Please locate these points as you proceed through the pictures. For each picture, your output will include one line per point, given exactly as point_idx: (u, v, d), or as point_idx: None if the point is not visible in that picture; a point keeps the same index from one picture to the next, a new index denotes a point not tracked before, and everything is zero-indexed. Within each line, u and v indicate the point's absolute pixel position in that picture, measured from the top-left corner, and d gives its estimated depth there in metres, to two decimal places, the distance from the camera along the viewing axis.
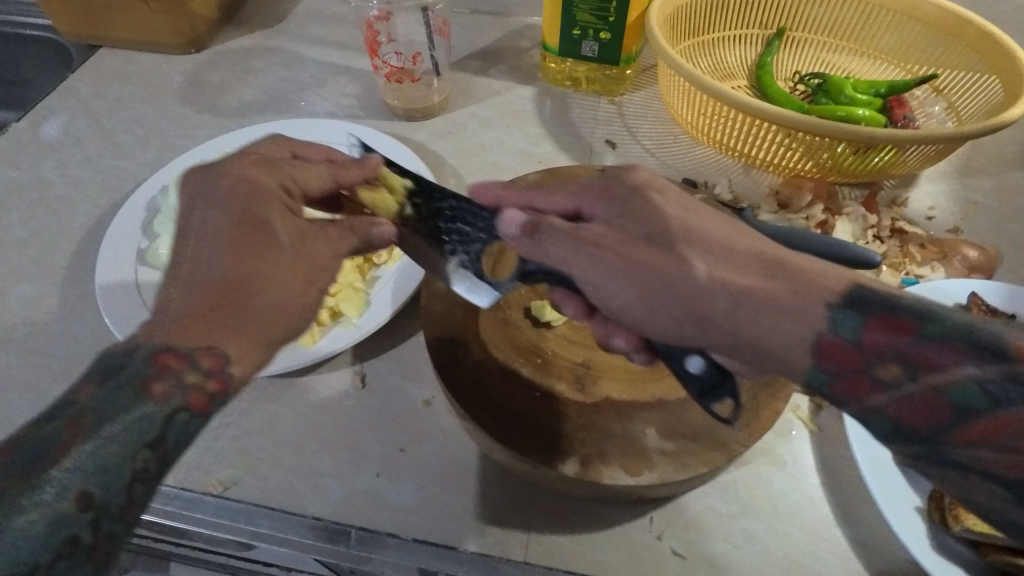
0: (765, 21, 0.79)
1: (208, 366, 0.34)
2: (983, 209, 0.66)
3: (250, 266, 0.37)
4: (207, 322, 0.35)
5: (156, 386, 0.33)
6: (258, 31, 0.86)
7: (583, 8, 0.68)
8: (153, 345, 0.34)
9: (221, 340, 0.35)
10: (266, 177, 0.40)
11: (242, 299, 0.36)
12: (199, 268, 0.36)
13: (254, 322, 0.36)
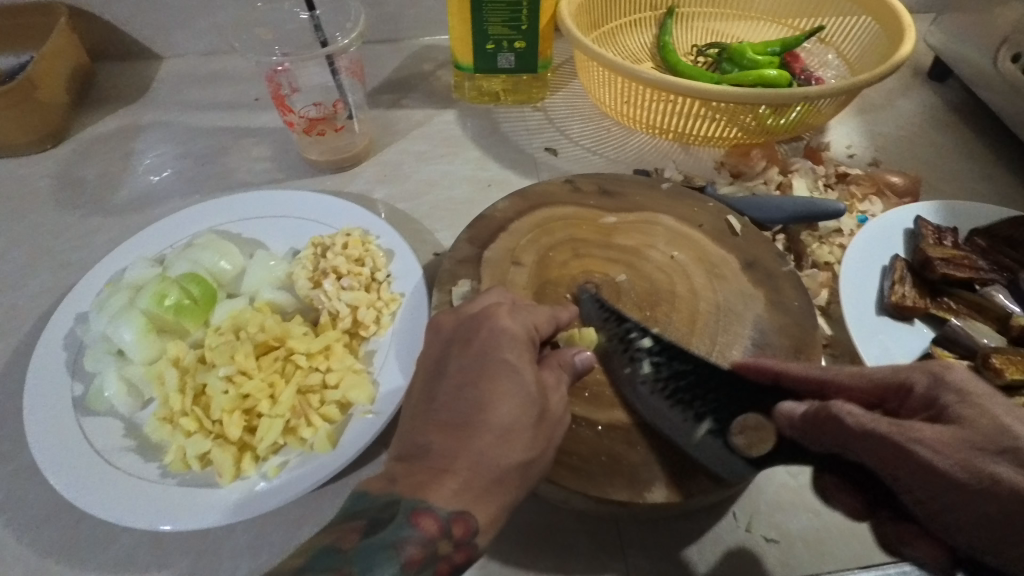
0: (655, 2, 0.81)
1: (458, 535, 0.32)
2: (889, 138, 0.74)
3: (472, 409, 0.34)
4: (420, 474, 0.33)
5: (413, 550, 0.31)
6: (123, 110, 0.76)
7: (494, 21, 0.66)
8: (414, 499, 0.32)
9: (460, 499, 0.32)
10: (518, 322, 0.39)
11: (490, 450, 0.33)
12: (450, 411, 0.35)
13: (496, 488, 0.33)
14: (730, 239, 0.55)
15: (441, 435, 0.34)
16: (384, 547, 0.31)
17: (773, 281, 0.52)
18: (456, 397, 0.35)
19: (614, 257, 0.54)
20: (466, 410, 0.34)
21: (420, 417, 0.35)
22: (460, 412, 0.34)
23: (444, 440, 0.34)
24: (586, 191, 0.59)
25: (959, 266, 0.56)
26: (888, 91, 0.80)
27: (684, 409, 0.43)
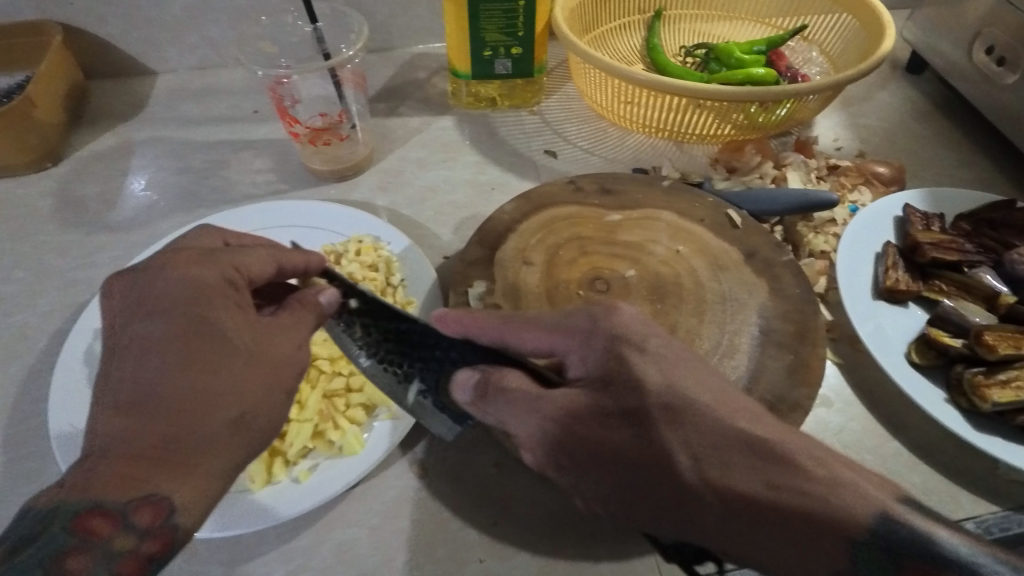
0: (642, 6, 0.83)
1: (147, 522, 0.33)
2: (872, 130, 0.77)
3: (200, 380, 0.36)
4: (97, 464, 0.33)
5: (75, 560, 0.32)
6: (120, 127, 0.76)
7: (490, 29, 0.67)
8: (82, 503, 0.32)
9: (154, 484, 0.33)
10: (201, 271, 0.39)
11: (191, 425, 0.35)
12: (140, 386, 0.35)
13: (201, 457, 0.35)
14: (729, 232, 0.57)
15: (123, 417, 0.35)
16: (43, 560, 0.31)
17: (773, 271, 0.54)
18: (152, 374, 0.36)
19: (620, 253, 0.56)
20: (181, 390, 0.36)
21: (179, 367, 0.36)
22: (164, 394, 0.35)
23: (127, 423, 0.34)
24: (589, 190, 0.60)
25: (947, 250, 0.59)
26: (868, 85, 0.83)
27: (414, 391, 0.46)
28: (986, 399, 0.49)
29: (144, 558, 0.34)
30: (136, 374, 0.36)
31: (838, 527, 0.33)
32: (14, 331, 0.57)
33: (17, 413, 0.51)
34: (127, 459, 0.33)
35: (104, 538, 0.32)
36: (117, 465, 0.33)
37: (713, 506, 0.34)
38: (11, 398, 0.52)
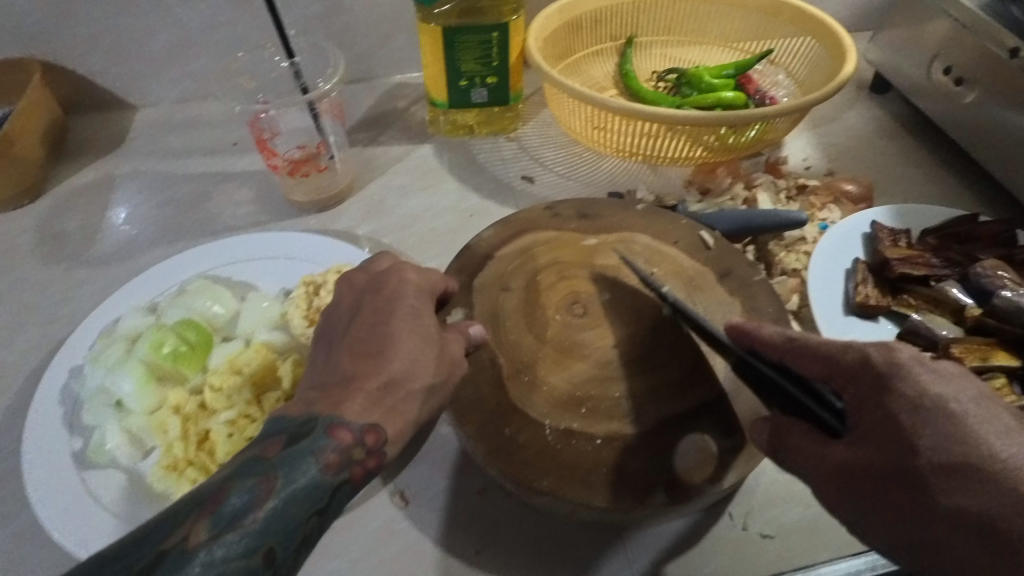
0: (614, 33, 0.85)
1: (370, 443, 0.38)
2: (842, 148, 0.79)
3: (411, 336, 0.43)
4: (337, 396, 0.39)
5: (330, 457, 0.36)
6: (101, 160, 0.76)
7: (466, 59, 0.69)
8: (330, 418, 0.38)
9: (370, 416, 0.39)
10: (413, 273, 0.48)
11: (403, 365, 0.41)
12: (334, 367, 0.42)
13: (406, 402, 0.40)
14: (704, 254, 0.58)
15: (354, 361, 0.42)
16: (306, 454, 0.36)
17: (748, 290, 0.55)
18: (370, 331, 0.43)
19: (598, 276, 0.56)
20: (411, 333, 0.43)
21: (347, 346, 0.43)
22: (380, 345, 0.42)
23: (356, 365, 0.41)
24: (566, 215, 0.61)
25: (915, 264, 0.60)
26: (837, 104, 0.85)
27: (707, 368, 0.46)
28: None
29: (366, 471, 0.38)
30: (359, 337, 0.43)
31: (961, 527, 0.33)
32: None
33: None
34: (347, 394, 0.40)
35: (344, 444, 0.37)
36: (352, 394, 0.39)
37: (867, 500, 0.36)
38: None
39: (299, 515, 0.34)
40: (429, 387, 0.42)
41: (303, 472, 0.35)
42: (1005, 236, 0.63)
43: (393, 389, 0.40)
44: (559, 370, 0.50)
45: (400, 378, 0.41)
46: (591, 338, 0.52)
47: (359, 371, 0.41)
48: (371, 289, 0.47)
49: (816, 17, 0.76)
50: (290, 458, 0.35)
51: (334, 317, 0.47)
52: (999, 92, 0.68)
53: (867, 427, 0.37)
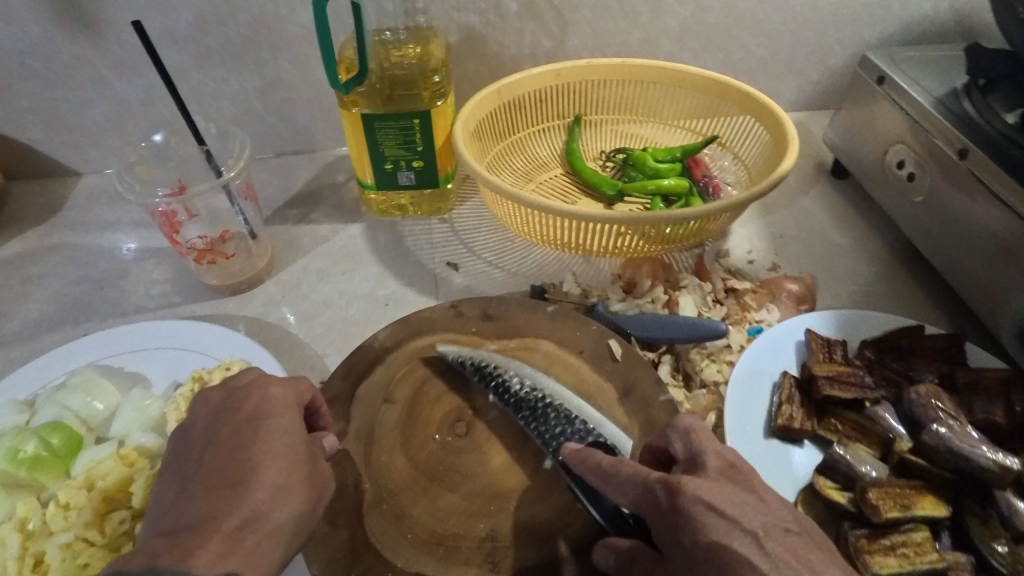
0: (561, 111, 0.83)
1: None
2: (789, 239, 0.75)
3: (276, 466, 0.40)
4: (187, 542, 0.35)
5: None
6: (31, 230, 0.76)
7: (390, 144, 0.67)
8: (175, 571, 0.33)
9: (227, 561, 0.35)
10: (285, 390, 0.45)
11: (266, 503, 0.38)
12: (177, 510, 0.38)
13: (266, 545, 0.37)
14: (609, 366, 0.54)
15: (209, 497, 0.38)
16: None
17: (649, 410, 0.51)
18: (228, 459, 0.40)
19: (488, 388, 0.53)
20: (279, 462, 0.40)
21: (200, 479, 0.39)
22: (241, 475, 0.39)
23: (206, 503, 0.38)
24: (469, 316, 0.58)
25: (846, 384, 0.55)
26: (793, 189, 0.81)
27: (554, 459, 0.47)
28: (867, 566, 0.45)
29: None
30: (218, 470, 0.39)
31: None
32: None
33: None
34: (204, 536, 0.36)
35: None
36: (205, 539, 0.35)
37: None
38: None
39: None
40: (295, 517, 0.39)
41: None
42: (949, 351, 0.58)
43: (255, 525, 0.37)
44: (425, 499, 0.46)
45: (262, 511, 0.38)
46: (468, 463, 0.48)
47: (217, 509, 0.37)
48: (228, 410, 0.43)
49: (762, 104, 0.73)
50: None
51: (186, 442, 0.43)
52: (948, 192, 0.63)
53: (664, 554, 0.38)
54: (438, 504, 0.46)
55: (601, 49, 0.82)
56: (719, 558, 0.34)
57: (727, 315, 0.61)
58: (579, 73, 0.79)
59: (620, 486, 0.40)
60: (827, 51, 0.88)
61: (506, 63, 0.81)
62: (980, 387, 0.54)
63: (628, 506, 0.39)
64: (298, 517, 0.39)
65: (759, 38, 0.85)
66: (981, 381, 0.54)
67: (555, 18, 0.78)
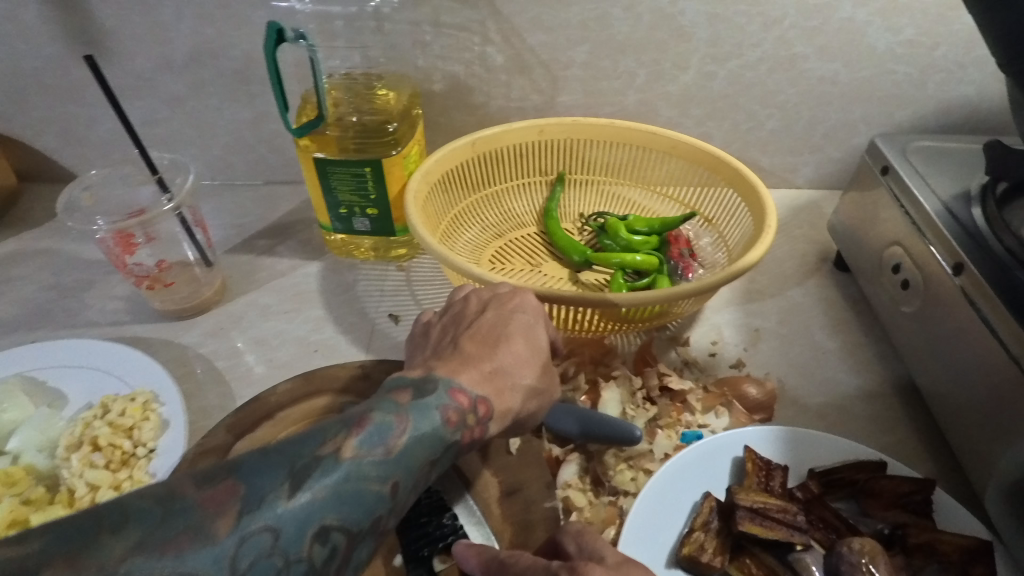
0: (545, 167, 0.80)
1: (480, 413, 0.37)
2: (766, 334, 0.67)
3: (474, 343, 0.43)
4: (454, 367, 0.39)
5: (450, 415, 0.35)
6: (28, 231, 0.81)
7: (343, 189, 0.67)
8: (448, 381, 0.37)
9: (481, 389, 0.38)
10: (543, 286, 0.51)
11: (509, 364, 0.42)
12: (445, 353, 0.42)
13: (512, 394, 0.40)
14: (501, 459, 0.49)
15: (473, 345, 0.43)
16: (428, 408, 0.34)
17: (527, 517, 0.46)
18: (488, 329, 0.44)
19: None
20: (511, 335, 0.44)
21: (463, 337, 0.44)
22: (493, 339, 0.43)
23: (478, 351, 0.42)
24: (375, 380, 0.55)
25: (772, 521, 0.48)
26: (786, 276, 0.74)
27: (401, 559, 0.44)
28: None
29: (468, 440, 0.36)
30: (480, 333, 0.44)
31: None
32: None
33: None
34: (457, 368, 0.39)
35: (459, 408, 0.36)
36: (459, 372, 0.39)
37: None
38: None
39: (367, 500, 0.29)
40: (533, 387, 0.42)
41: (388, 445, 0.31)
42: (915, 500, 0.49)
43: (505, 379, 0.41)
44: None
45: (506, 369, 0.41)
46: None
47: (474, 354, 0.41)
48: (501, 292, 0.49)
49: (749, 184, 0.66)
50: (378, 424, 0.31)
51: (458, 316, 0.48)
52: (937, 309, 0.55)
53: None
54: None
55: (594, 109, 0.79)
56: None
57: (652, 417, 0.57)
58: (564, 131, 0.75)
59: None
60: (851, 128, 0.80)
61: (493, 114, 0.79)
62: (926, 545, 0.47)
63: None
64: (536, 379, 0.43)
65: (771, 110, 0.79)
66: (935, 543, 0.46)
67: (544, 74, 0.76)
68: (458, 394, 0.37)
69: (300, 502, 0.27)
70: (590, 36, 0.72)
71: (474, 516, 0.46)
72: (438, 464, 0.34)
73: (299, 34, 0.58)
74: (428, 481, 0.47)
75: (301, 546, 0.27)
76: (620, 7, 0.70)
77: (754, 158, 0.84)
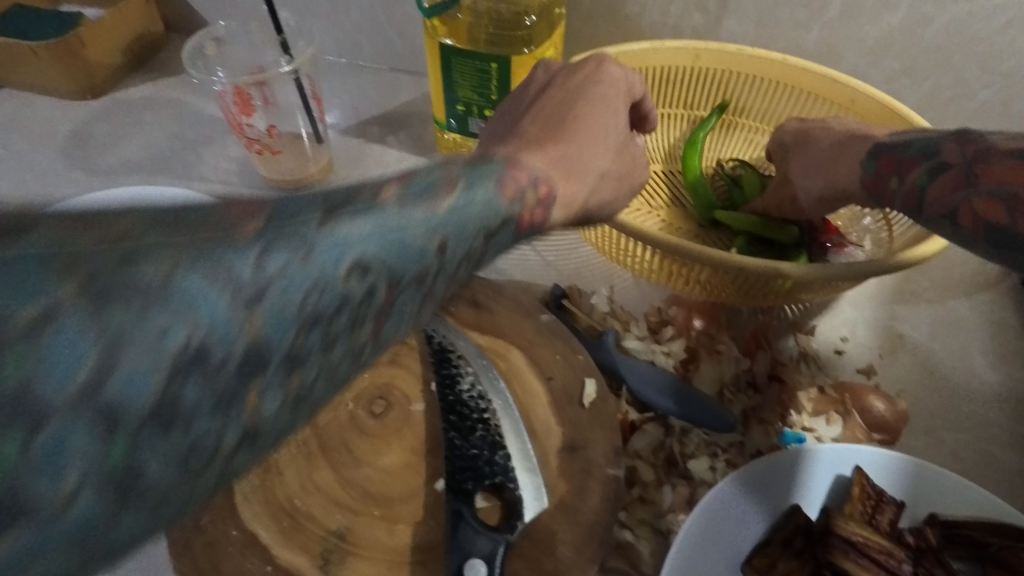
0: (691, 99, 0.69)
1: (539, 193, 0.34)
2: (910, 344, 0.56)
3: (543, 127, 0.42)
4: (516, 146, 0.39)
5: (387, 194, 0.24)
6: (164, 79, 0.83)
7: (464, 85, 0.61)
8: (505, 158, 0.34)
9: (551, 170, 0.37)
10: (618, 70, 0.49)
11: (587, 151, 0.42)
12: (505, 129, 0.44)
13: (579, 167, 0.41)
14: (570, 409, 0.45)
15: (532, 119, 0.44)
16: (333, 203, 0.22)
17: (584, 480, 0.42)
18: (557, 110, 0.45)
19: (430, 378, 0.46)
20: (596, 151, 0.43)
21: (525, 113, 0.46)
22: (558, 121, 0.44)
23: (539, 129, 0.42)
24: (454, 295, 0.52)
25: (869, 561, 0.41)
26: (953, 283, 0.61)
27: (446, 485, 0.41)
28: None
29: (534, 221, 0.33)
30: (546, 111, 0.45)
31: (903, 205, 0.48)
32: None
33: None
34: (531, 144, 0.40)
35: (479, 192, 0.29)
36: (528, 149, 0.39)
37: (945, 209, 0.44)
38: None
39: (339, 279, 0.21)
40: (602, 174, 0.43)
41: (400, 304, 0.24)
42: None
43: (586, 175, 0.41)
44: (303, 465, 0.42)
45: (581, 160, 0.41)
46: (362, 448, 0.43)
47: (542, 135, 0.42)
48: (570, 71, 0.49)
49: None
50: (307, 197, 0.22)
51: (519, 99, 0.49)
52: None
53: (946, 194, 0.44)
54: (309, 474, 0.42)
55: (763, 42, 0.67)
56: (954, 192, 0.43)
57: (750, 407, 0.49)
58: (724, 61, 0.65)
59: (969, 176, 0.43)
60: None
61: (643, 31, 0.70)
62: (941, 211, 0.44)
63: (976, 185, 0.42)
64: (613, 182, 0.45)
65: (991, 78, 0.63)
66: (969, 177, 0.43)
67: None
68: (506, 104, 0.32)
69: (202, 302, 0.18)
70: None
71: (529, 463, 0.41)
72: (398, 285, 0.23)
73: None
74: (489, 412, 0.44)
75: (245, 322, 0.19)
76: None
77: None
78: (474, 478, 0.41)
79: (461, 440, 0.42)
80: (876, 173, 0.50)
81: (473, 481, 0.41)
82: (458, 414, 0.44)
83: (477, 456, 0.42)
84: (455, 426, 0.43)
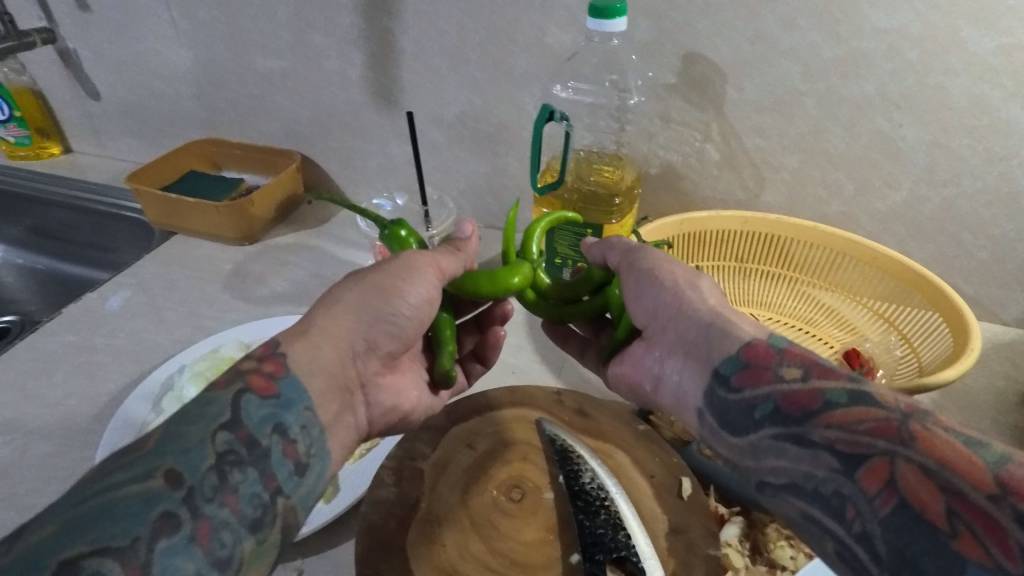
0: (739, 254, 0.87)
1: (268, 366, 0.48)
2: None
3: (383, 314, 0.54)
4: (297, 332, 0.51)
5: (171, 474, 0.39)
6: (301, 230, 1.04)
7: (563, 243, 0.79)
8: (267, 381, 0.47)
9: (318, 345, 0.51)
10: (376, 330, 0.54)
11: (397, 286, 0.55)
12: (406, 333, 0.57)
13: (385, 324, 0.54)
14: (670, 499, 0.56)
15: (393, 340, 0.56)
16: (106, 513, 0.36)
17: (688, 556, 0.52)
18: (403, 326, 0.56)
19: (554, 472, 0.58)
20: (396, 279, 0.55)
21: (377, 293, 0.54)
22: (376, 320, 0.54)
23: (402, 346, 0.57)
24: (566, 405, 0.64)
25: None
26: (979, 408, 0.73)
27: (580, 558, 0.51)
28: None
29: (267, 378, 0.47)
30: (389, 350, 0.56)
31: (866, 478, 0.39)
32: (151, 346, 0.81)
33: (113, 401, 0.73)
34: (380, 310, 0.54)
35: (291, 457, 0.45)
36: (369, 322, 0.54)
37: (870, 463, 0.39)
38: (119, 388, 0.75)
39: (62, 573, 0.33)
40: (421, 289, 0.56)
41: (277, 469, 0.44)
42: None
43: (399, 311, 0.55)
44: (459, 537, 0.53)
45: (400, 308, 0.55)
46: (505, 525, 0.54)
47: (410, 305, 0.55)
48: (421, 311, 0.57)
49: (954, 305, 0.70)
50: (138, 510, 0.37)
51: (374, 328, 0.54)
52: None
53: (908, 481, 0.37)
54: (465, 545, 0.52)
55: (796, 211, 0.85)
56: (868, 449, 0.40)
57: None
58: (768, 226, 0.83)
59: (860, 428, 0.41)
60: None
61: (697, 202, 0.88)
62: (868, 489, 0.39)
63: (876, 482, 0.39)
64: (420, 304, 0.56)
65: (983, 242, 0.79)
66: (895, 474, 0.38)
67: (753, 174, 0.84)
68: (286, 358, 0.49)
69: None
70: (806, 146, 0.80)
71: (646, 542, 0.52)
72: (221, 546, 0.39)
73: (562, 115, 0.72)
74: (610, 501, 0.55)
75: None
76: (841, 127, 0.77)
77: (955, 284, 0.84)
78: (603, 552, 0.51)
79: (588, 521, 0.53)
80: (863, 464, 0.40)
81: (602, 554, 0.51)
82: (584, 502, 0.54)
83: (603, 533, 0.52)
84: (582, 510, 0.54)
